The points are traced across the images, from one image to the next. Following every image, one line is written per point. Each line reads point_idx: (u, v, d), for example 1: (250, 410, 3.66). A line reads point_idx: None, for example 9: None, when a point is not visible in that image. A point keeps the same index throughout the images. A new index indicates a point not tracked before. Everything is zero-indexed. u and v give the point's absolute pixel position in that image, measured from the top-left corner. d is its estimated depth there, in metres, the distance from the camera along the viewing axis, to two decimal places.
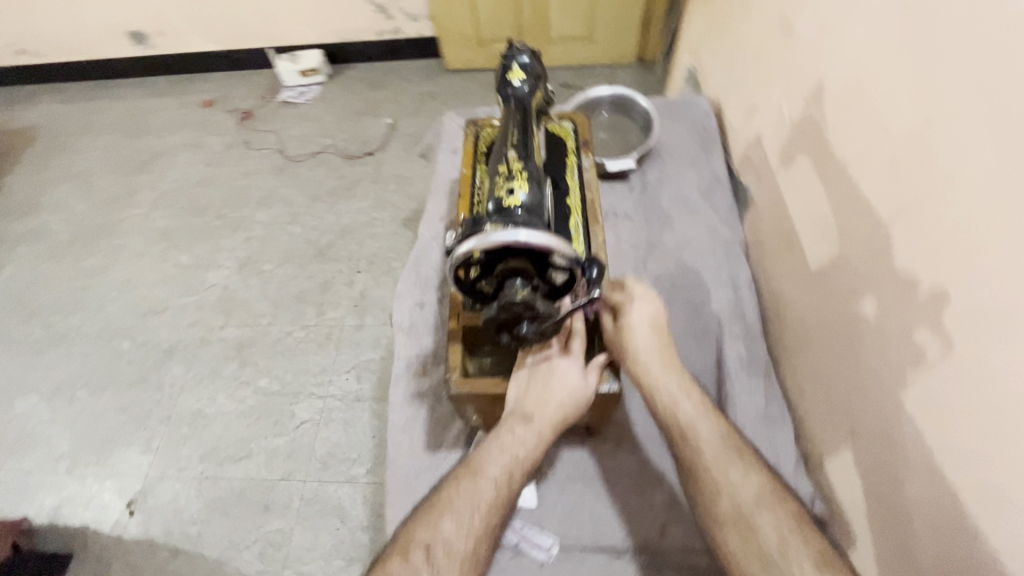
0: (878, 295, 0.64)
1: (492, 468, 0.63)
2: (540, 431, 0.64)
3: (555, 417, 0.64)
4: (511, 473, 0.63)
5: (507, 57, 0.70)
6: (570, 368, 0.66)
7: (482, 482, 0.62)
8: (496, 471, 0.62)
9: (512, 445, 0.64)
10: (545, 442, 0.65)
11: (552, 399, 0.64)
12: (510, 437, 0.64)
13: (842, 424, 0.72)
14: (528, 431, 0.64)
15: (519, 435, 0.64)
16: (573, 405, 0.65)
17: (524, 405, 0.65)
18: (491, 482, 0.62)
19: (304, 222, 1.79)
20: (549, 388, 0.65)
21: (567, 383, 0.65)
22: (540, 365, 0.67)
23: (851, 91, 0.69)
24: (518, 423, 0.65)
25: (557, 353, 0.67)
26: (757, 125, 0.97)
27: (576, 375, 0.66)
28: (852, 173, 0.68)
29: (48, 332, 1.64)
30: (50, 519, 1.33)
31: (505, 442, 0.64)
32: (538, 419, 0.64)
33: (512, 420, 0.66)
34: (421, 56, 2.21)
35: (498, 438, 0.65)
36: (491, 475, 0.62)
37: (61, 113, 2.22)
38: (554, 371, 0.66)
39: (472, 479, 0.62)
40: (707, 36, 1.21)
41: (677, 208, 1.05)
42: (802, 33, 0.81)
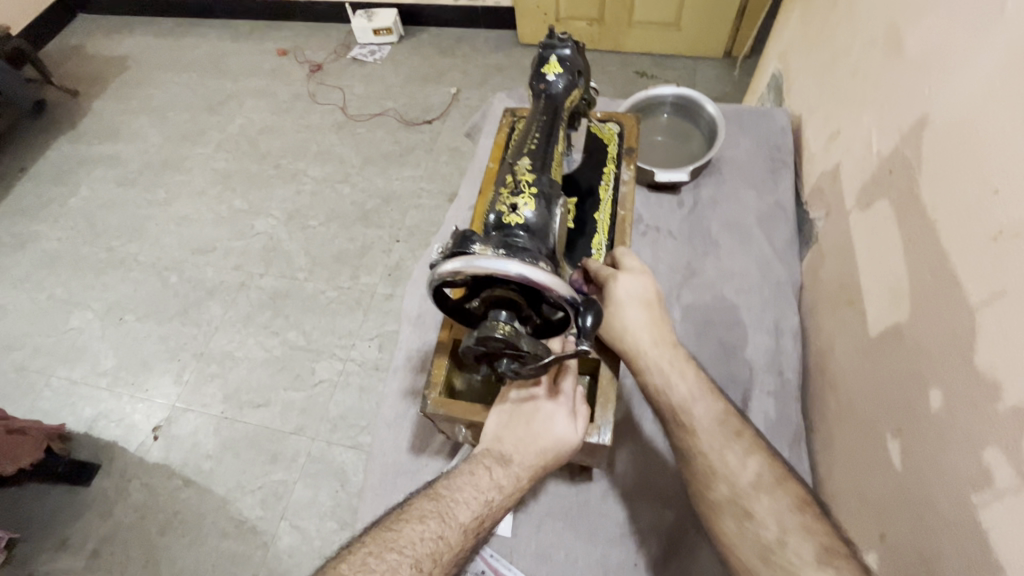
0: (946, 389, 0.52)
1: (463, 511, 0.55)
2: (517, 476, 0.58)
3: (536, 466, 0.59)
4: (482, 518, 0.56)
5: (546, 47, 0.67)
6: (560, 412, 0.60)
7: (449, 525, 0.54)
8: (468, 516, 0.55)
9: (489, 488, 0.57)
10: (522, 490, 0.59)
11: (534, 446, 0.59)
12: (486, 478, 0.57)
13: (873, 522, 0.61)
14: (505, 475, 0.58)
15: (495, 477, 0.58)
16: (559, 454, 0.59)
17: (504, 447, 0.59)
18: (459, 528, 0.54)
19: (353, 182, 1.77)
20: (535, 433, 0.59)
21: (556, 431, 0.59)
22: (526, 405, 0.61)
23: (958, 133, 0.56)
24: (496, 465, 0.59)
25: (545, 392, 0.61)
26: (838, 153, 0.83)
27: (565, 420, 0.60)
28: (943, 235, 0.56)
29: (108, 254, 1.72)
30: (87, 430, 1.41)
31: (481, 483, 0.57)
32: (518, 464, 0.59)
33: (489, 461, 0.59)
34: (497, 26, 2.12)
35: (473, 476, 0.58)
36: (460, 520, 0.54)
37: (151, 46, 2.30)
38: (542, 414, 0.60)
39: (437, 519, 0.54)
40: (798, 38, 1.06)
41: (727, 233, 0.94)
42: (911, 54, 0.67)
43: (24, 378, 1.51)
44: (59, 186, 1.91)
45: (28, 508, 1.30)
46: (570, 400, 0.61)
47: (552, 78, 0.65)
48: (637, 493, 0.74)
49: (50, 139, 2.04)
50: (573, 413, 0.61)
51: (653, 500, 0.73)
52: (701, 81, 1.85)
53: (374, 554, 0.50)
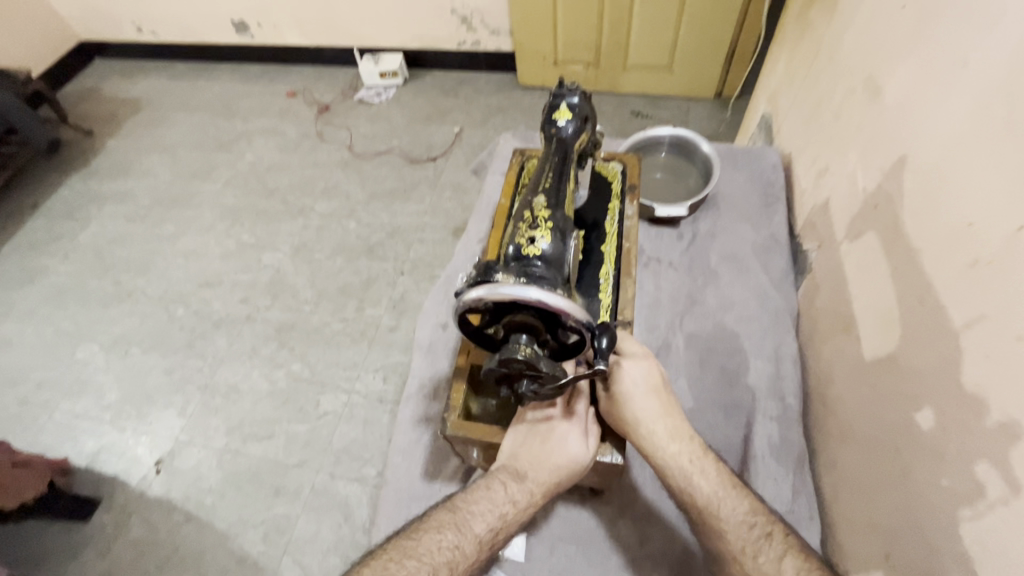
0: (938, 408, 0.56)
1: (478, 524, 0.58)
2: (530, 491, 0.61)
3: (550, 483, 0.61)
4: (496, 531, 0.59)
5: (556, 96, 0.73)
6: (574, 433, 0.63)
7: (465, 537, 0.57)
8: (482, 528, 0.58)
9: (503, 502, 0.60)
10: (535, 505, 0.62)
11: (548, 462, 0.61)
12: (501, 492, 0.60)
13: (877, 542, 0.63)
14: (520, 490, 0.61)
15: (510, 492, 0.61)
16: (571, 473, 0.62)
17: (519, 463, 0.62)
18: (474, 539, 0.57)
19: (359, 217, 1.83)
20: (549, 450, 0.62)
21: (569, 450, 0.62)
22: (541, 423, 0.64)
23: (935, 171, 0.61)
24: (510, 480, 0.61)
25: (560, 413, 0.64)
26: (827, 189, 0.89)
27: (578, 440, 0.63)
28: (926, 264, 0.60)
29: (117, 288, 1.76)
30: (88, 463, 1.41)
31: (497, 497, 0.60)
32: (532, 480, 0.61)
33: (504, 476, 0.62)
34: (497, 70, 2.23)
35: (489, 491, 0.61)
36: (475, 532, 0.58)
37: (164, 88, 2.40)
38: (556, 433, 0.63)
39: (454, 530, 0.57)
40: (785, 83, 1.13)
41: (726, 264, 0.99)
42: (889, 100, 0.73)
43: (28, 411, 1.52)
44: (70, 222, 1.96)
45: (26, 545, 1.29)
46: (583, 422, 0.64)
47: (562, 123, 0.71)
48: (645, 519, 0.76)
49: (63, 177, 2.10)
50: (586, 434, 0.64)
51: (661, 525, 0.75)
52: (692, 121, 1.95)
53: (394, 560, 0.54)
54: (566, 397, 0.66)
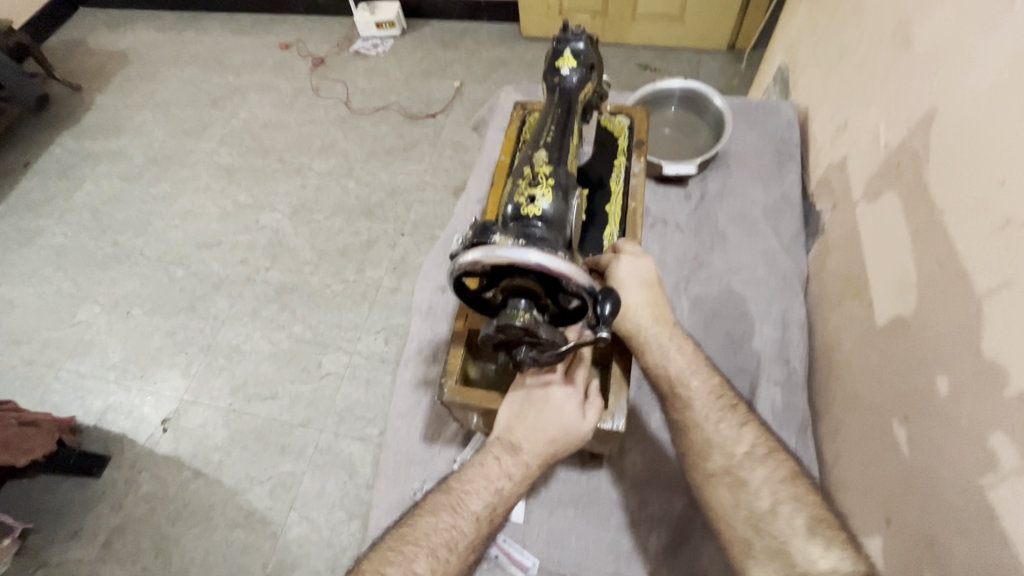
0: (952, 376, 0.54)
1: (474, 503, 0.59)
2: (526, 463, 0.61)
3: (543, 452, 0.61)
4: (492, 507, 0.60)
5: (560, 41, 0.68)
6: (569, 402, 0.61)
7: (461, 517, 0.58)
8: (478, 506, 0.59)
9: (498, 478, 0.61)
10: (532, 476, 0.62)
11: (544, 432, 0.61)
12: (496, 468, 0.61)
13: (879, 508, 0.62)
14: (514, 463, 0.61)
15: (505, 466, 0.61)
16: (566, 443, 0.61)
17: (513, 435, 0.62)
18: (470, 517, 0.59)
19: (357, 177, 1.78)
20: (542, 422, 0.61)
21: (564, 420, 0.61)
22: (536, 393, 0.62)
23: (967, 125, 0.57)
24: (505, 454, 0.62)
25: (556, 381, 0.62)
26: (845, 146, 0.84)
27: (574, 410, 0.61)
28: (949, 226, 0.57)
29: (115, 249, 1.73)
30: (97, 422, 1.43)
31: (491, 474, 0.60)
32: (526, 452, 0.61)
33: (498, 448, 0.62)
34: (500, 19, 2.12)
35: (483, 468, 0.61)
36: (472, 511, 0.59)
37: (153, 41, 2.30)
38: (551, 403, 0.61)
39: (451, 511, 0.58)
40: (805, 30, 1.06)
41: (734, 226, 0.95)
42: (920, 49, 0.68)
43: (34, 371, 1.52)
44: (65, 181, 1.91)
45: (40, 500, 1.32)
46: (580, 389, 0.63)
47: (567, 73, 0.67)
48: (644, 482, 0.75)
49: (53, 135, 2.04)
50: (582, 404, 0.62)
51: (660, 488, 0.75)
52: (704, 75, 1.86)
53: (392, 550, 0.56)
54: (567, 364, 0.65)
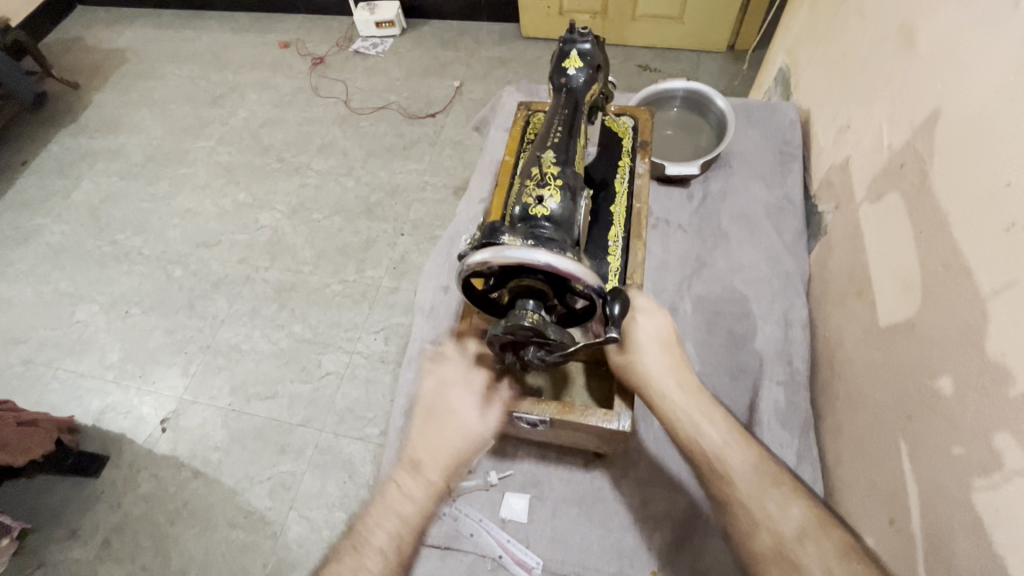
0: (957, 376, 0.54)
1: (379, 539, 0.59)
2: (429, 479, 0.61)
3: (447, 466, 0.62)
4: (398, 535, 0.59)
5: (566, 41, 0.68)
6: (469, 408, 0.64)
7: (370, 557, 0.58)
8: (383, 540, 0.59)
9: (399, 505, 0.60)
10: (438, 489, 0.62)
11: (445, 444, 0.62)
12: (399, 494, 0.61)
13: (883, 507, 0.62)
14: (418, 483, 0.61)
15: (407, 488, 0.61)
16: (470, 449, 0.63)
17: (413, 455, 0.62)
18: (377, 553, 0.58)
19: (357, 176, 1.78)
20: (442, 433, 0.62)
21: (465, 428, 0.62)
22: (434, 405, 0.64)
23: (971, 126, 0.57)
24: (406, 478, 0.61)
25: (455, 389, 0.65)
26: (848, 146, 0.85)
27: (473, 416, 0.63)
28: (954, 226, 0.57)
29: (113, 248, 1.72)
30: (95, 422, 1.42)
31: (393, 503, 0.60)
32: (426, 469, 0.61)
33: (398, 474, 0.62)
34: (499, 19, 2.12)
35: (386, 499, 0.61)
36: (377, 546, 0.58)
37: (151, 39, 2.29)
38: (450, 414, 0.63)
39: (354, 552, 0.58)
40: (807, 31, 1.06)
41: (737, 226, 0.95)
42: (923, 50, 0.68)
43: (31, 371, 1.52)
44: (62, 179, 1.91)
45: (38, 500, 1.31)
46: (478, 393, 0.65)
47: (573, 73, 0.67)
48: (647, 481, 0.76)
49: (51, 133, 2.03)
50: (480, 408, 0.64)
51: (663, 487, 0.75)
52: (703, 76, 1.86)
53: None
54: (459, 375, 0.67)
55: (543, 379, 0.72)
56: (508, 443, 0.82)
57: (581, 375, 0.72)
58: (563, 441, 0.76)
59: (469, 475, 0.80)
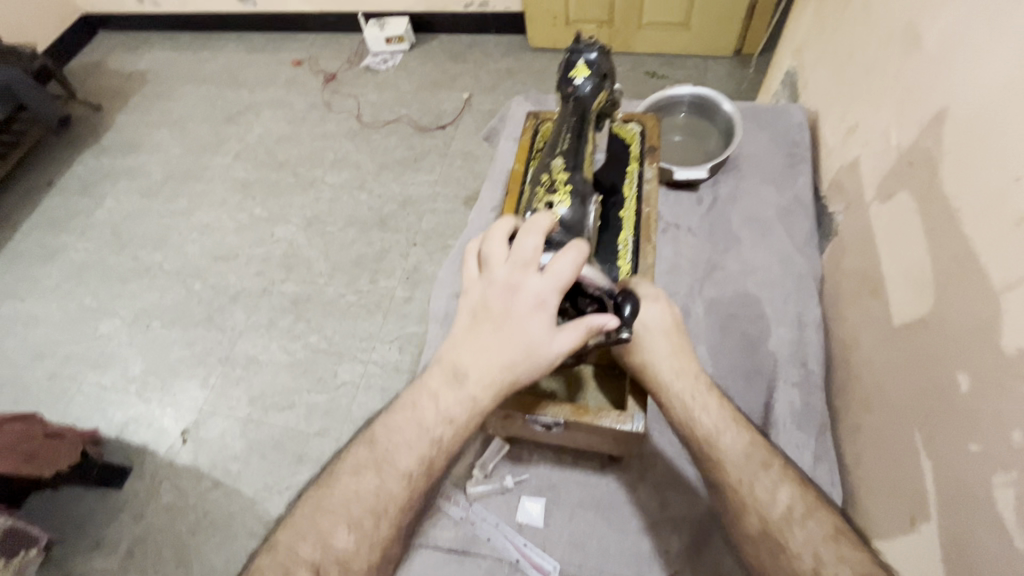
0: (972, 373, 0.54)
1: (407, 461, 0.51)
2: (472, 396, 0.51)
3: (498, 388, 0.51)
4: (428, 460, 0.52)
5: (572, 52, 0.69)
6: (537, 309, 0.49)
7: (389, 475, 0.51)
8: (410, 463, 0.51)
9: (434, 425, 0.52)
10: (483, 410, 0.52)
11: (496, 363, 0.50)
12: (432, 410, 0.52)
13: (904, 509, 0.62)
14: (456, 400, 0.51)
15: (444, 405, 0.52)
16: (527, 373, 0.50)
17: (460, 362, 0.51)
18: (401, 475, 0.51)
19: (370, 189, 1.81)
20: (497, 340, 0.50)
21: (530, 342, 0.49)
22: (488, 299, 0.51)
23: (979, 123, 0.57)
24: (451, 387, 0.51)
25: (524, 276, 0.50)
26: (857, 147, 0.85)
27: (543, 324, 0.50)
28: (964, 224, 0.57)
29: (135, 264, 1.78)
30: (118, 434, 1.45)
31: (425, 419, 0.52)
32: (473, 384, 0.51)
33: (438, 382, 0.53)
34: (507, 32, 2.16)
35: (414, 411, 0.53)
36: (401, 469, 0.51)
37: (169, 61, 2.36)
38: (512, 317, 0.50)
39: (374, 471, 0.51)
40: (812, 34, 1.07)
41: (748, 229, 0.95)
42: (929, 48, 0.69)
43: (57, 385, 1.56)
44: (85, 198, 1.97)
45: (63, 511, 1.34)
46: (557, 285, 0.49)
47: (580, 82, 0.68)
48: (664, 486, 0.75)
49: (75, 154, 2.10)
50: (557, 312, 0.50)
51: (681, 491, 0.75)
52: (710, 81, 1.87)
53: (306, 521, 0.50)
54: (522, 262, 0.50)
55: (557, 383, 0.71)
56: (523, 448, 0.82)
57: (595, 378, 0.72)
58: (578, 444, 0.76)
59: (485, 480, 0.80)
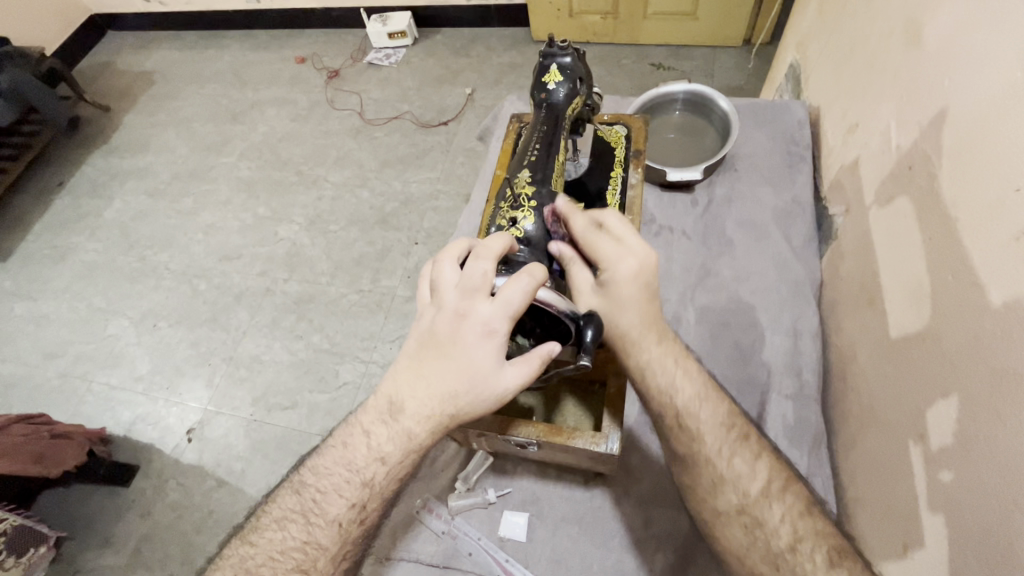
0: (967, 396, 0.51)
1: (334, 509, 0.50)
2: (409, 432, 0.49)
3: (435, 424, 0.49)
4: (360, 506, 0.50)
5: (546, 56, 0.69)
6: (484, 337, 0.48)
7: (319, 525, 0.50)
8: (340, 510, 0.50)
9: (365, 466, 0.50)
10: (417, 449, 0.50)
11: (437, 395, 0.48)
12: (361, 453, 0.51)
13: (896, 534, 0.59)
14: (389, 436, 0.50)
15: (375, 445, 0.50)
16: (469, 408, 0.48)
17: (398, 394, 0.50)
18: (330, 524, 0.50)
19: (372, 187, 1.80)
20: (440, 370, 0.48)
21: (474, 374, 0.48)
22: (435, 327, 0.50)
23: (979, 126, 0.54)
24: (384, 424, 0.50)
25: (471, 304, 0.49)
26: (857, 146, 0.81)
27: (490, 354, 0.48)
28: (962, 235, 0.54)
29: (142, 264, 1.79)
30: (126, 433, 1.47)
31: (353, 460, 0.51)
32: (410, 417, 0.49)
33: (374, 417, 0.51)
34: (511, 25, 2.12)
35: (345, 452, 0.51)
36: (332, 515, 0.50)
37: (175, 60, 2.37)
38: (458, 345, 0.48)
39: (301, 521, 0.50)
40: (815, 25, 1.02)
41: (742, 231, 0.92)
42: (930, 44, 0.64)
43: (67, 384, 1.58)
44: (95, 199, 1.99)
45: (73, 509, 1.37)
46: (507, 312, 0.48)
47: (553, 87, 0.69)
48: (653, 500, 0.73)
49: (84, 154, 2.12)
50: (506, 341, 0.49)
51: (669, 507, 0.73)
52: (719, 72, 1.82)
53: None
54: (471, 291, 0.49)
55: (535, 399, 0.70)
56: (507, 460, 0.80)
57: (574, 394, 0.69)
58: (558, 459, 0.74)
59: (467, 493, 0.78)
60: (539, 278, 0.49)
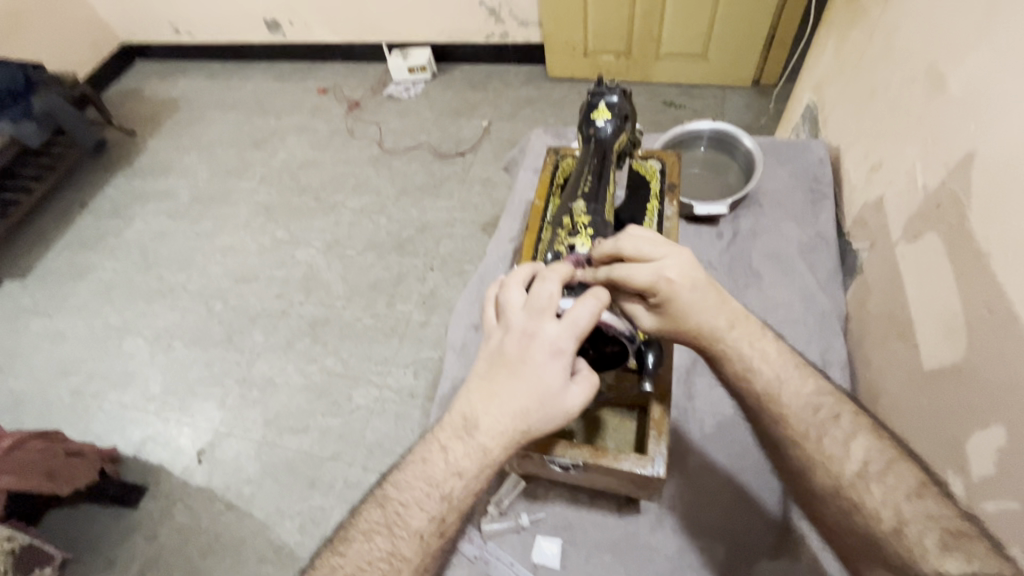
0: (1008, 427, 0.52)
1: (417, 522, 0.51)
2: (483, 448, 0.51)
3: (508, 442, 0.51)
4: (441, 519, 0.51)
5: (595, 94, 0.76)
6: (554, 356, 0.51)
7: (402, 538, 0.51)
8: (423, 523, 0.51)
9: (444, 480, 0.52)
10: (495, 465, 0.52)
11: (508, 412, 0.51)
12: (443, 465, 0.52)
13: None
14: (467, 450, 0.51)
15: (454, 459, 0.52)
16: (539, 423, 0.51)
17: (470, 412, 0.52)
18: (414, 537, 0.51)
19: (389, 213, 1.84)
20: (511, 388, 0.51)
21: (543, 392, 0.50)
22: (504, 347, 0.53)
23: (1010, 169, 0.57)
24: (461, 440, 0.52)
25: (540, 324, 0.52)
26: (881, 184, 0.84)
27: (558, 373, 0.51)
28: (999, 270, 0.56)
29: (160, 284, 1.82)
30: (136, 453, 1.47)
31: (436, 472, 0.52)
32: (484, 434, 0.51)
33: (450, 433, 0.53)
34: (526, 62, 2.20)
35: (426, 466, 0.52)
36: (414, 527, 0.51)
37: (201, 88, 2.45)
38: (528, 364, 0.51)
39: (387, 534, 0.51)
40: (832, 70, 1.08)
41: (768, 264, 0.95)
42: (954, 92, 0.68)
43: (78, 402, 1.58)
44: (116, 219, 2.03)
45: (79, 529, 1.35)
46: (573, 333, 0.51)
47: (601, 124, 0.74)
48: (686, 529, 0.74)
49: (107, 176, 2.18)
50: (572, 361, 0.52)
51: (702, 536, 0.73)
52: (728, 111, 1.89)
53: None
54: (538, 312, 0.52)
55: (577, 423, 0.71)
56: (539, 485, 0.80)
57: (615, 420, 0.71)
58: (595, 484, 0.75)
59: (500, 517, 0.78)
60: (602, 301, 0.53)
